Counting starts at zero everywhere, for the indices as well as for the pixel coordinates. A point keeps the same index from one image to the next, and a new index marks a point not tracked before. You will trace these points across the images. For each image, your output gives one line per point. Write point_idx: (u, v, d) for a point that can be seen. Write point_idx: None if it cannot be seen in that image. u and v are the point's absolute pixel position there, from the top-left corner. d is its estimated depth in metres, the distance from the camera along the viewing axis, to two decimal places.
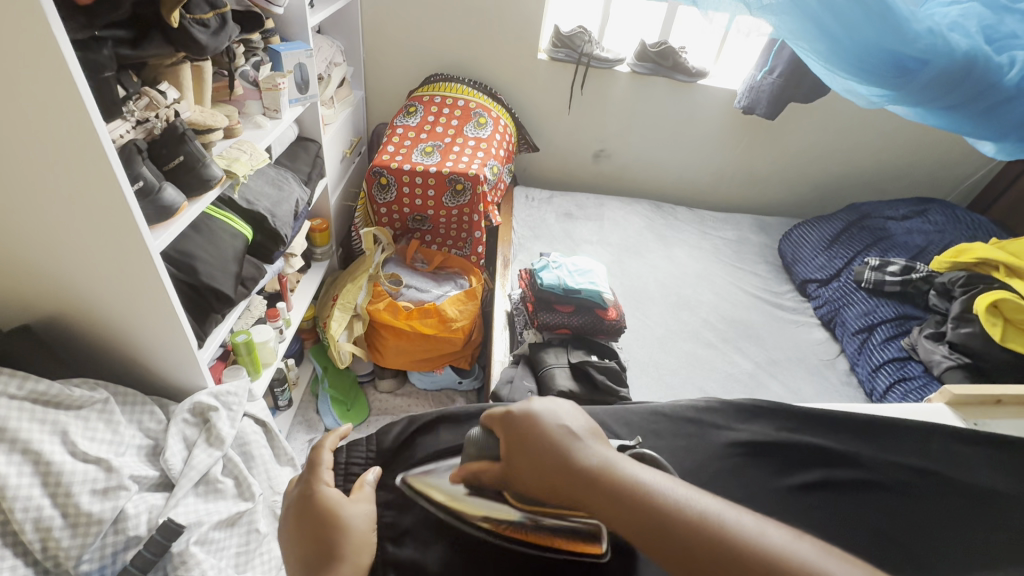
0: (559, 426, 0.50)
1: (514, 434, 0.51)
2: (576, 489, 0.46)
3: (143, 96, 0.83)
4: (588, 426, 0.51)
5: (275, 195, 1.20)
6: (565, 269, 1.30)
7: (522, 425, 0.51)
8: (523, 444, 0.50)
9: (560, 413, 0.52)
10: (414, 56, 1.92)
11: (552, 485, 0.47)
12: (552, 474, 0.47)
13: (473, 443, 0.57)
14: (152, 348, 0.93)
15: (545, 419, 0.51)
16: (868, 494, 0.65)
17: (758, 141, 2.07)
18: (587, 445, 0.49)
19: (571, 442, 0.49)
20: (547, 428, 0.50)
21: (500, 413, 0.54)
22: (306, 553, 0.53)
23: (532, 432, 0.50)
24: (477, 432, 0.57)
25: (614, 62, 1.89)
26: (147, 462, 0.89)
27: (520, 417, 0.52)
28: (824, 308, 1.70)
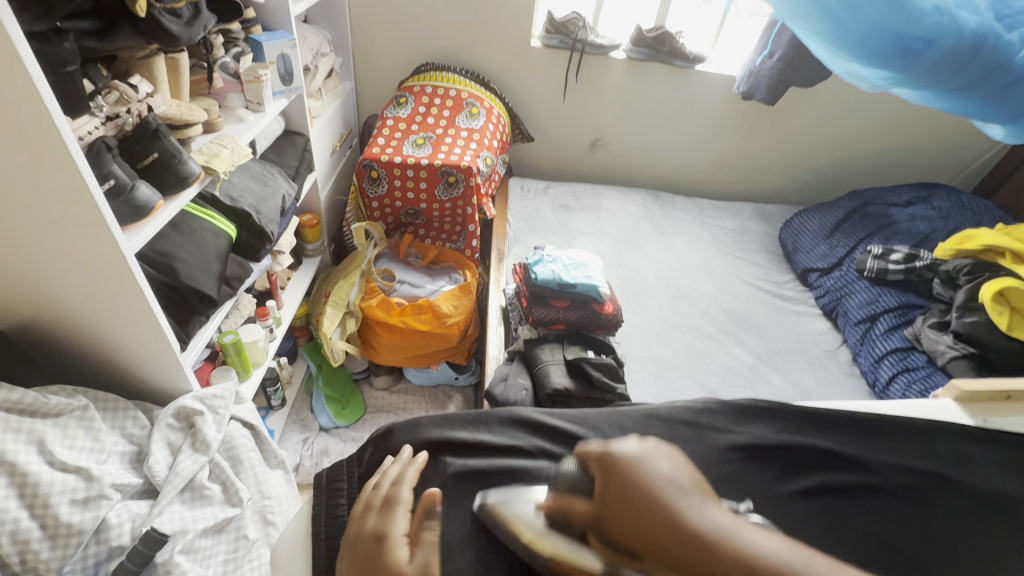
0: (662, 476, 0.44)
1: (610, 478, 0.47)
2: (680, 550, 0.39)
3: (113, 91, 0.79)
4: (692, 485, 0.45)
5: (259, 191, 1.16)
6: (560, 263, 1.27)
7: (622, 470, 0.46)
8: (621, 485, 0.46)
9: (664, 458, 0.46)
10: (404, 45, 1.87)
11: (650, 535, 0.41)
12: (650, 523, 0.42)
13: (567, 479, 0.53)
14: (131, 352, 0.90)
15: (644, 463, 0.46)
16: (874, 499, 0.62)
17: (758, 127, 2.02)
18: (693, 504, 0.42)
19: (675, 495, 0.43)
20: (651, 470, 0.45)
21: (599, 453, 0.50)
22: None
23: (631, 473, 0.46)
24: (573, 469, 0.53)
25: (609, 48, 1.84)
26: (131, 469, 0.87)
27: (618, 459, 0.48)
28: (826, 298, 1.67)
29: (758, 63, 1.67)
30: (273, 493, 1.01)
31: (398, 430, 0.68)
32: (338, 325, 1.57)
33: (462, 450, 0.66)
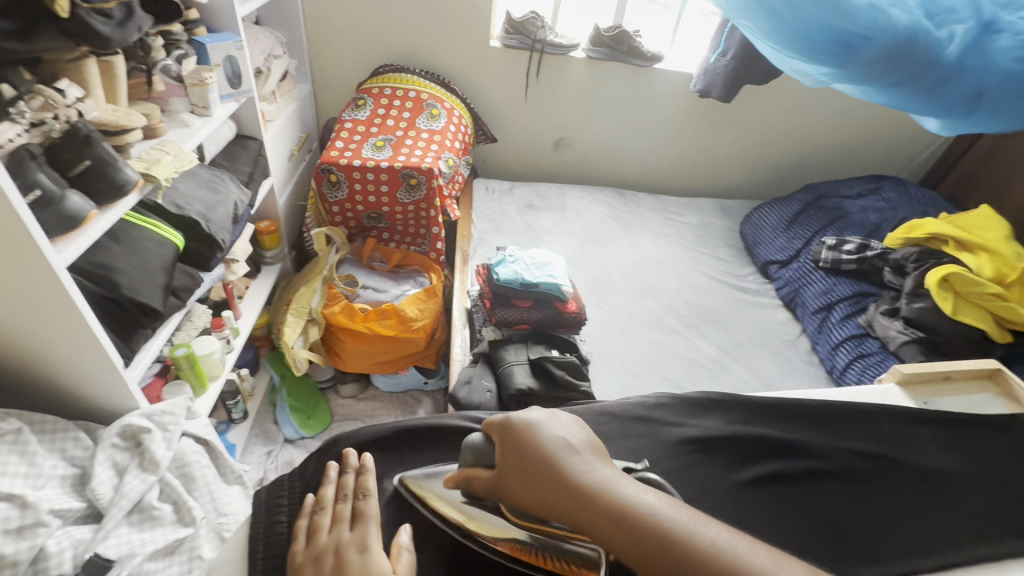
0: (557, 440, 0.56)
1: (511, 449, 0.58)
2: (567, 505, 0.52)
3: (37, 95, 0.76)
4: (582, 442, 0.57)
5: (208, 198, 1.12)
6: (522, 263, 1.27)
7: (518, 440, 0.58)
8: (520, 449, 0.57)
9: (557, 427, 0.58)
10: (361, 46, 1.84)
11: (542, 495, 0.54)
12: (541, 488, 0.54)
13: (471, 452, 0.63)
14: (69, 370, 0.86)
15: (542, 431, 0.57)
16: (818, 484, 0.64)
17: (717, 124, 2.06)
18: (578, 460, 0.54)
19: (566, 456, 0.55)
20: (540, 439, 0.57)
21: (499, 422, 0.61)
22: None
23: (531, 443, 0.57)
24: (475, 439, 0.64)
25: (568, 47, 1.85)
26: (73, 493, 0.83)
27: (520, 428, 0.59)
28: (785, 289, 1.72)
29: (713, 60, 1.70)
30: (230, 510, 0.94)
31: (338, 445, 0.76)
32: (301, 333, 1.54)
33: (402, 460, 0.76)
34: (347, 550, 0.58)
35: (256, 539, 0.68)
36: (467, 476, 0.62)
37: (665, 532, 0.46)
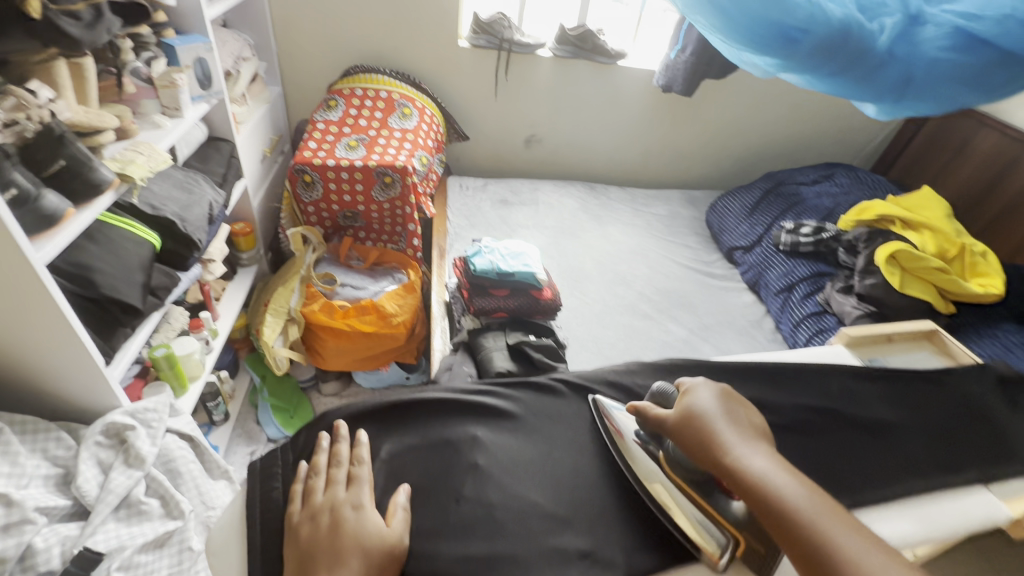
0: (723, 411, 0.62)
1: (686, 406, 0.64)
2: (716, 458, 0.58)
3: (9, 96, 0.76)
4: (754, 428, 0.62)
5: (183, 199, 1.13)
6: (497, 253, 1.31)
7: (704, 400, 0.64)
8: (689, 405, 0.64)
9: (738, 409, 0.63)
10: (330, 48, 1.85)
11: (701, 440, 0.60)
12: (705, 437, 0.60)
13: (659, 400, 0.70)
14: (48, 371, 0.86)
15: (710, 404, 0.63)
16: (776, 435, 0.69)
17: (680, 119, 2.15)
18: (741, 435, 0.59)
19: (726, 426, 0.60)
20: (717, 405, 0.63)
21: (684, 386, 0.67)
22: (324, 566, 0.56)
23: (701, 404, 0.63)
24: (665, 392, 0.71)
25: (535, 46, 1.90)
26: (57, 491, 0.83)
27: (689, 393, 0.65)
28: (749, 272, 1.80)
29: (673, 56, 1.78)
30: (218, 504, 0.98)
31: (328, 420, 0.73)
32: (280, 333, 1.55)
33: (399, 432, 0.72)
34: (341, 508, 0.60)
35: (247, 510, 0.65)
36: (643, 408, 0.68)
37: (791, 508, 0.51)
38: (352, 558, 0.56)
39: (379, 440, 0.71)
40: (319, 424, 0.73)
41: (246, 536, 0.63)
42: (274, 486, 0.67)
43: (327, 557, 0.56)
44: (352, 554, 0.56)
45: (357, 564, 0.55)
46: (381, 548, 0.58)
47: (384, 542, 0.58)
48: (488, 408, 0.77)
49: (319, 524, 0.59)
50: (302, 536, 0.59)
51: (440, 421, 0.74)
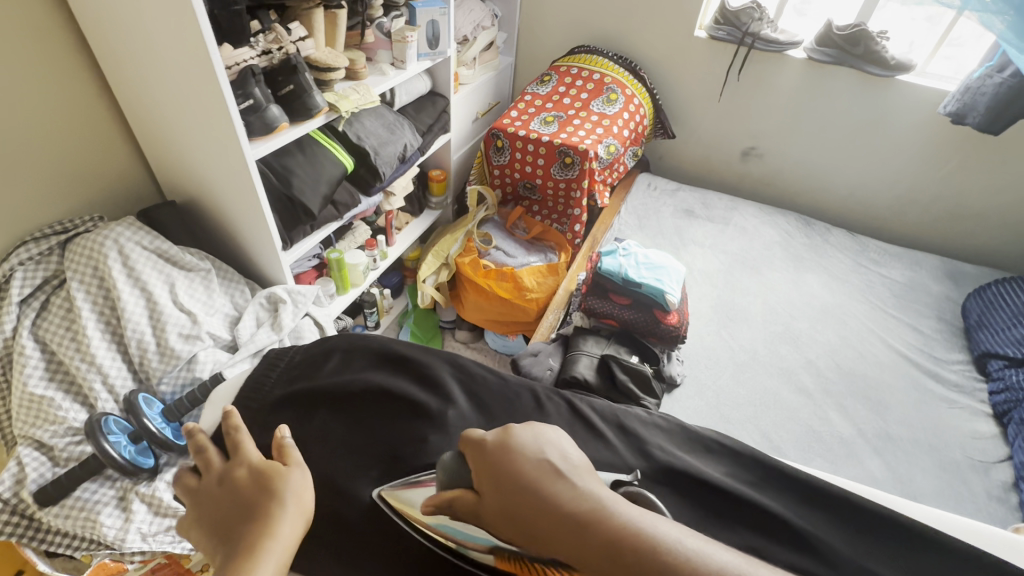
0: (542, 461, 0.43)
1: (499, 466, 0.44)
2: (562, 540, 0.39)
3: (273, 32, 1.00)
4: (575, 462, 0.44)
5: (384, 137, 1.34)
6: (633, 259, 1.20)
7: (495, 457, 0.44)
8: (500, 473, 0.43)
9: (541, 442, 0.45)
10: (566, 27, 1.91)
11: (527, 524, 0.41)
12: (530, 519, 0.41)
13: (445, 468, 0.48)
14: (249, 240, 1.15)
15: (523, 452, 0.44)
16: None
17: (975, 163, 1.58)
18: (569, 484, 0.42)
19: (555, 482, 0.42)
20: (523, 459, 0.43)
21: (474, 440, 0.47)
22: (228, 545, 0.44)
23: (511, 464, 0.43)
24: (449, 456, 0.49)
25: (785, 45, 1.61)
26: (227, 327, 1.12)
27: (493, 448, 0.45)
28: (1002, 396, 1.27)
29: (977, 77, 1.31)
30: None
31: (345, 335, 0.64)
32: (434, 272, 1.73)
33: (391, 371, 0.60)
34: (235, 473, 0.49)
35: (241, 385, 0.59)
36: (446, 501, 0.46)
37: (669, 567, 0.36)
38: (287, 527, 0.45)
39: (371, 371, 0.60)
40: (332, 340, 0.63)
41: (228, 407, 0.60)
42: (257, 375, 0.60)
43: (240, 537, 0.44)
44: (283, 518, 0.45)
45: (291, 528, 0.45)
46: (308, 506, 0.48)
47: (297, 484, 0.49)
48: (491, 382, 0.61)
49: (219, 497, 0.48)
50: (210, 506, 0.48)
51: (437, 378, 0.59)
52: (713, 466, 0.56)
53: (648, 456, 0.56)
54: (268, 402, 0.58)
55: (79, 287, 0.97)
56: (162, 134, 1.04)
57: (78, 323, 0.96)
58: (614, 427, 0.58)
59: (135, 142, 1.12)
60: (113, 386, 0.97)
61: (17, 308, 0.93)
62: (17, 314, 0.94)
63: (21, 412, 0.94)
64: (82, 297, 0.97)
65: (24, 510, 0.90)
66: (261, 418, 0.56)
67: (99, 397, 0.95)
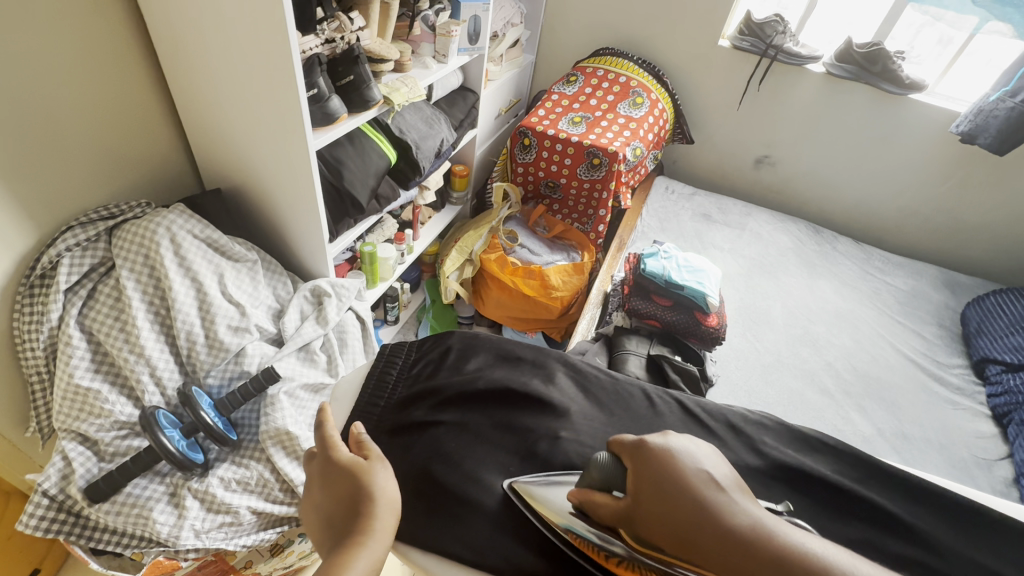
0: (704, 472, 0.43)
1: (660, 472, 0.44)
2: (722, 554, 0.39)
3: (336, 20, 0.97)
4: (732, 477, 0.44)
5: (424, 130, 1.31)
6: (674, 262, 1.26)
7: (657, 462, 0.44)
8: (657, 476, 0.43)
9: (700, 454, 0.45)
10: (591, 29, 1.93)
11: (687, 536, 0.40)
12: (690, 527, 0.40)
13: (596, 468, 0.49)
14: (296, 232, 1.14)
15: (683, 459, 0.44)
16: None
17: (975, 180, 1.68)
18: (730, 498, 0.41)
19: (717, 493, 0.41)
20: (687, 467, 0.43)
21: (632, 444, 0.47)
22: (332, 535, 0.48)
23: (669, 470, 0.43)
24: (601, 455, 0.50)
25: (806, 59, 1.67)
26: (271, 319, 1.10)
27: (655, 452, 0.45)
28: (1002, 399, 1.33)
29: (992, 100, 1.40)
30: None
31: (460, 334, 0.69)
32: (457, 268, 1.74)
33: (510, 368, 0.65)
34: (326, 467, 0.53)
35: (364, 385, 0.66)
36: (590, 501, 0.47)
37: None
38: (381, 521, 0.48)
39: (492, 368, 0.64)
40: (444, 339, 0.69)
41: (355, 398, 0.66)
42: (382, 374, 0.66)
43: (347, 526, 0.48)
44: (377, 516, 0.48)
45: (384, 525, 0.48)
46: (396, 504, 0.50)
47: (385, 485, 0.51)
48: (601, 379, 0.66)
49: (318, 490, 0.52)
50: (312, 498, 0.52)
51: (553, 376, 0.64)
52: (820, 463, 0.60)
53: (761, 453, 0.60)
54: (397, 398, 0.64)
55: (129, 276, 0.95)
56: (217, 120, 1.02)
57: (128, 313, 0.93)
58: (724, 425, 0.63)
59: (179, 126, 1.08)
60: (160, 379, 0.94)
61: (63, 296, 0.90)
62: (63, 302, 0.90)
63: (63, 405, 0.89)
64: (132, 286, 0.94)
65: (71, 507, 0.87)
66: (392, 413, 0.62)
67: (146, 390, 0.92)
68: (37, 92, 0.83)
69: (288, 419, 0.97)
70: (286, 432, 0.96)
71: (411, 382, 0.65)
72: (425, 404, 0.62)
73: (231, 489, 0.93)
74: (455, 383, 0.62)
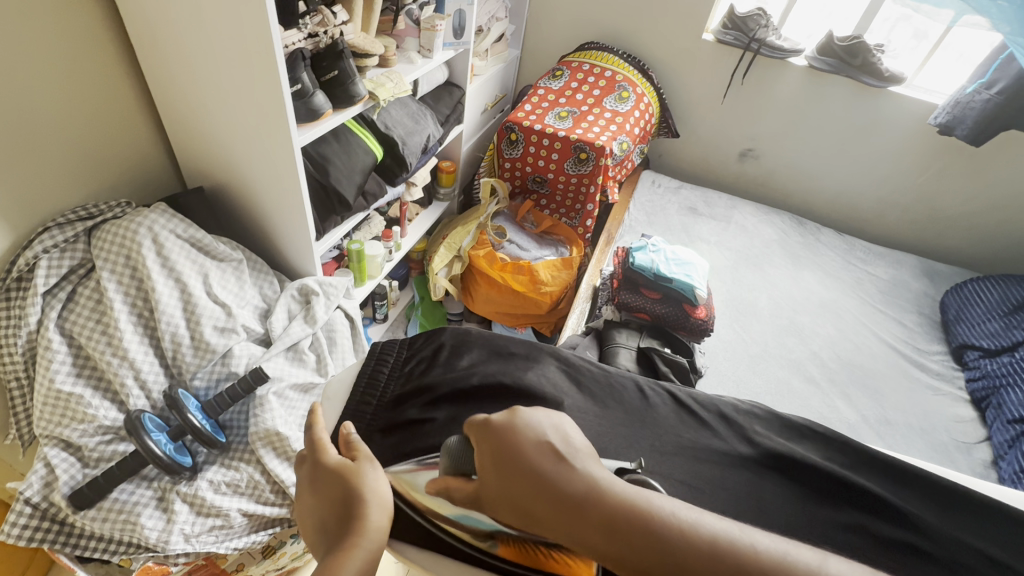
0: (543, 444, 0.43)
1: (502, 451, 0.43)
2: (567, 520, 0.39)
3: (319, 14, 0.96)
4: (574, 442, 0.44)
5: (410, 126, 1.30)
6: (662, 255, 1.27)
7: (501, 440, 0.44)
8: (502, 455, 0.43)
9: (545, 425, 0.44)
10: (576, 23, 1.92)
11: (528, 510, 0.41)
12: (531, 500, 0.41)
13: (450, 454, 0.49)
14: (282, 230, 1.12)
15: (525, 435, 0.43)
16: (913, 562, 0.52)
17: (953, 170, 1.72)
18: (573, 466, 0.41)
19: (554, 464, 0.41)
20: (527, 440, 0.43)
21: (480, 424, 0.47)
22: (325, 538, 0.48)
23: (512, 447, 0.43)
24: (455, 441, 0.49)
25: (789, 52, 1.69)
26: (258, 319, 1.08)
27: (501, 431, 0.45)
28: (980, 383, 1.37)
29: (968, 92, 1.43)
30: None
31: (452, 330, 0.69)
32: (446, 265, 1.73)
33: (503, 363, 0.64)
34: (317, 471, 0.52)
35: (356, 383, 0.65)
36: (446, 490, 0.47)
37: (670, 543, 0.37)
38: (374, 522, 0.48)
39: (485, 363, 0.64)
40: (437, 336, 0.69)
41: (347, 398, 0.65)
42: (374, 374, 0.66)
43: (340, 527, 0.48)
44: (370, 517, 0.48)
45: (378, 526, 0.48)
46: (389, 503, 0.50)
47: (378, 484, 0.51)
48: (594, 372, 0.67)
49: (309, 493, 0.52)
50: (302, 502, 0.52)
51: (546, 370, 0.64)
52: (810, 450, 0.61)
53: (753, 442, 0.61)
54: (391, 397, 0.63)
55: (110, 277, 0.92)
56: (198, 116, 1.00)
57: (110, 315, 0.91)
58: (715, 415, 0.64)
59: (158, 124, 1.06)
60: (145, 382, 0.92)
61: (41, 299, 0.88)
62: (41, 305, 0.88)
63: (44, 410, 0.87)
64: (114, 287, 0.92)
65: (55, 515, 0.85)
66: (385, 412, 0.62)
67: (131, 394, 0.90)
68: (9, 89, 0.80)
69: (277, 420, 0.96)
70: (276, 433, 0.95)
71: (404, 380, 0.65)
72: (420, 401, 0.61)
73: (220, 491, 0.92)
74: (449, 379, 0.62)
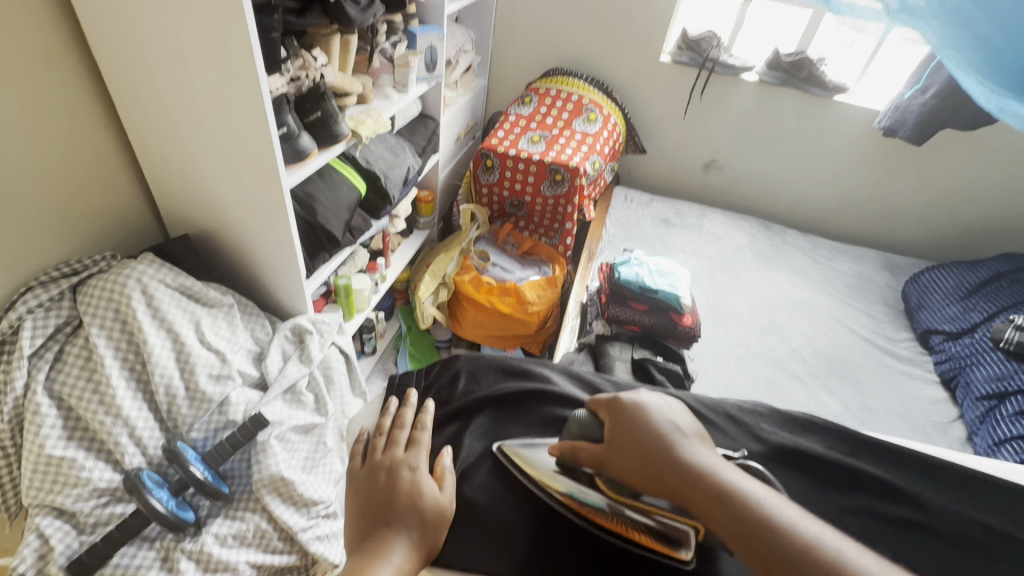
0: (667, 422, 0.50)
1: (631, 419, 0.52)
2: (677, 483, 0.46)
3: (299, 58, 0.96)
4: (697, 432, 0.51)
5: (390, 159, 1.32)
6: (646, 268, 1.31)
7: (629, 414, 0.52)
8: (629, 429, 0.51)
9: (671, 412, 0.52)
10: (539, 52, 2.00)
11: (648, 472, 0.48)
12: (653, 464, 0.48)
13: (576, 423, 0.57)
14: (270, 270, 1.12)
15: (651, 413, 0.52)
16: (915, 536, 0.55)
17: (898, 169, 1.85)
18: (686, 446, 0.48)
19: (677, 439, 0.49)
20: (652, 419, 0.51)
21: (607, 399, 0.55)
22: (359, 541, 0.48)
23: (638, 419, 0.51)
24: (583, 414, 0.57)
25: (740, 69, 1.81)
26: (252, 363, 1.06)
27: (628, 405, 0.53)
28: (947, 365, 1.46)
29: (906, 98, 1.56)
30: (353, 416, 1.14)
31: (466, 357, 0.70)
32: (432, 292, 1.74)
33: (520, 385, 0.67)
34: (399, 468, 0.54)
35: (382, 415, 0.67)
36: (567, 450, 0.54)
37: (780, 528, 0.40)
38: (403, 555, 0.46)
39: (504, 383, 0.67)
40: (452, 363, 0.70)
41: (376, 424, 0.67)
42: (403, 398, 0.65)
43: (377, 536, 0.48)
44: (405, 546, 0.47)
45: (402, 559, 0.46)
46: (431, 544, 0.49)
47: (438, 519, 0.50)
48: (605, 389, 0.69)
49: (371, 483, 0.53)
50: (367, 488, 0.53)
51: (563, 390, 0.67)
52: (814, 441, 0.65)
53: (761, 438, 0.64)
54: None
55: (99, 333, 0.90)
56: (181, 165, 1.00)
57: (101, 373, 0.88)
58: (723, 417, 0.67)
59: (138, 174, 1.05)
60: (140, 439, 0.89)
61: (28, 361, 0.85)
62: (27, 367, 0.85)
63: (34, 478, 0.83)
64: (104, 343, 0.90)
65: None
66: None
67: (126, 452, 0.87)
68: None
69: (282, 464, 0.94)
70: (281, 478, 0.93)
71: None
72: (449, 428, 0.63)
73: (227, 545, 0.89)
74: (471, 408, 0.64)
